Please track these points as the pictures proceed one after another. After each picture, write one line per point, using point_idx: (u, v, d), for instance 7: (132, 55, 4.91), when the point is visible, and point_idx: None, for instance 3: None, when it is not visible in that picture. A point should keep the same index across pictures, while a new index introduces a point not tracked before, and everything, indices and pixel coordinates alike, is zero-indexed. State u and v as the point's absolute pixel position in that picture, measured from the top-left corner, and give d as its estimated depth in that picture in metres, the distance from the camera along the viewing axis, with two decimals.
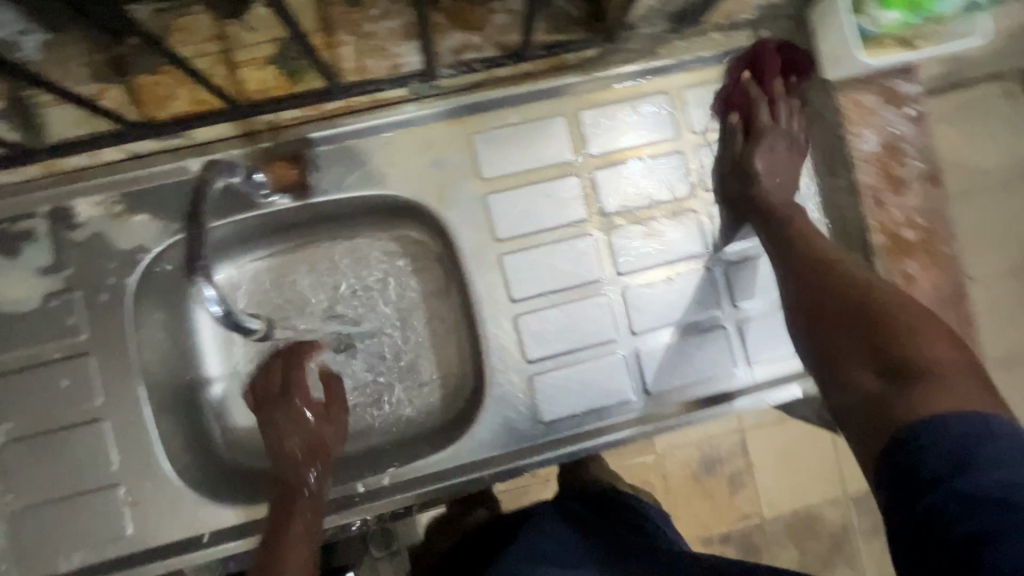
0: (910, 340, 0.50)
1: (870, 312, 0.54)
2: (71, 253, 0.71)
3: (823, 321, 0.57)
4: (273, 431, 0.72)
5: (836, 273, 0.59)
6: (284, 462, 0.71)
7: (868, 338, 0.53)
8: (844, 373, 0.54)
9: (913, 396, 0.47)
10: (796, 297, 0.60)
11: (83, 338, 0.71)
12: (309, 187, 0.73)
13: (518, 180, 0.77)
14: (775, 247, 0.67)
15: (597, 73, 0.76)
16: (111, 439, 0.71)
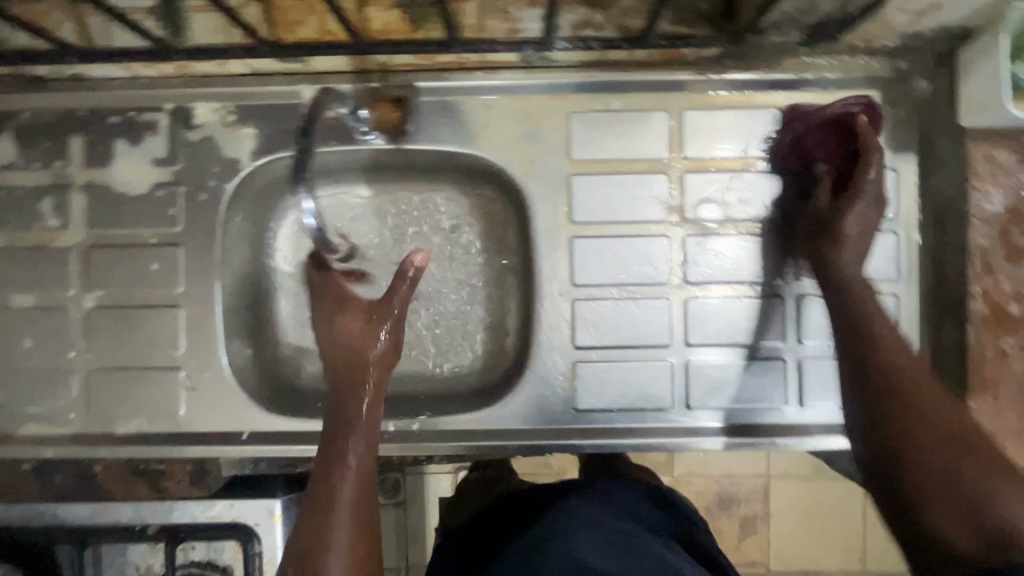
0: (992, 472, 0.55)
1: (959, 432, 0.58)
2: (183, 151, 0.77)
3: (911, 439, 0.58)
4: (329, 317, 0.74)
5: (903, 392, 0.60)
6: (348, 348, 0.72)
7: (953, 460, 0.56)
8: (942, 488, 0.55)
9: (1004, 503, 0.53)
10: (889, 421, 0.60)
11: (178, 230, 0.77)
12: (406, 132, 0.76)
13: (608, 166, 0.76)
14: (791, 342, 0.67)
15: (711, 74, 0.74)
16: (183, 326, 0.77)
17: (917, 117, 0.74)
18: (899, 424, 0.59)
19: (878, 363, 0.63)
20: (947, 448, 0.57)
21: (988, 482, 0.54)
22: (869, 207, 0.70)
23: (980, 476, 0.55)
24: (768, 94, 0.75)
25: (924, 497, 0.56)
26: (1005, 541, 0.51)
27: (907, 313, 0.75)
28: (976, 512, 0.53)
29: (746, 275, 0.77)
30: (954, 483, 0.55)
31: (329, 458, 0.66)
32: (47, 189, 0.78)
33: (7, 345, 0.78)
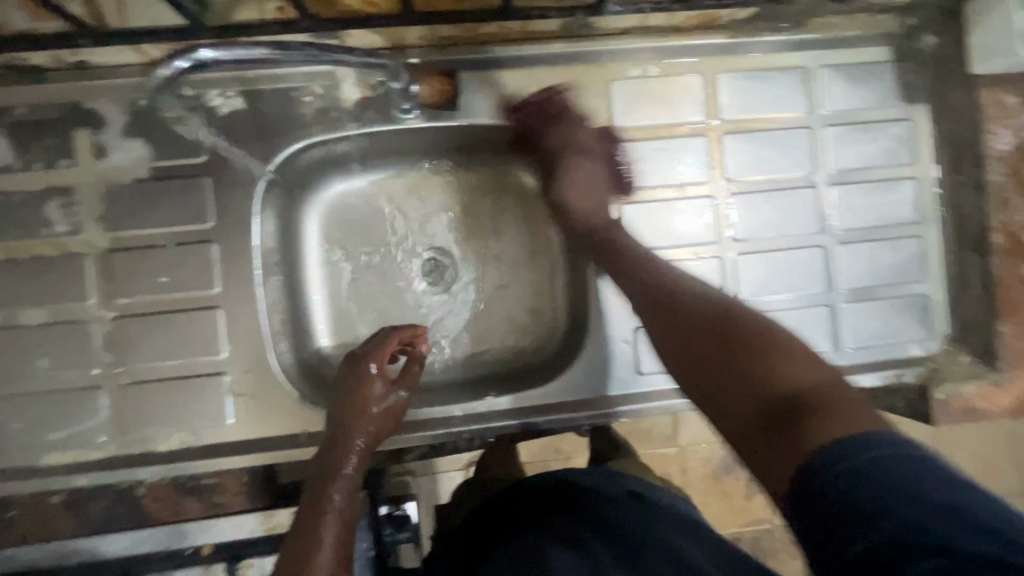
0: (764, 357, 0.54)
1: (745, 338, 0.57)
2: (205, 140, 0.72)
3: (730, 338, 0.58)
4: (345, 410, 0.69)
5: (732, 316, 0.59)
6: (341, 428, 0.68)
7: (738, 363, 0.56)
8: (729, 403, 0.55)
9: (783, 370, 0.53)
10: (695, 332, 0.60)
11: (207, 226, 0.72)
12: (456, 106, 0.74)
13: (650, 132, 0.77)
14: (652, 297, 0.66)
15: (740, 38, 0.77)
16: (223, 328, 0.72)
17: (848, 56, 0.80)
18: (674, 344, 0.62)
19: (642, 283, 0.67)
20: (713, 361, 0.57)
21: (782, 368, 0.53)
22: (588, 166, 0.76)
23: (747, 362, 0.55)
24: (791, 55, 0.79)
25: (712, 380, 0.57)
26: (800, 410, 0.49)
27: (932, 252, 0.81)
28: (761, 390, 0.53)
29: (786, 229, 0.80)
30: (738, 382, 0.55)
31: (300, 531, 0.60)
32: (51, 192, 0.70)
33: (21, 368, 0.70)
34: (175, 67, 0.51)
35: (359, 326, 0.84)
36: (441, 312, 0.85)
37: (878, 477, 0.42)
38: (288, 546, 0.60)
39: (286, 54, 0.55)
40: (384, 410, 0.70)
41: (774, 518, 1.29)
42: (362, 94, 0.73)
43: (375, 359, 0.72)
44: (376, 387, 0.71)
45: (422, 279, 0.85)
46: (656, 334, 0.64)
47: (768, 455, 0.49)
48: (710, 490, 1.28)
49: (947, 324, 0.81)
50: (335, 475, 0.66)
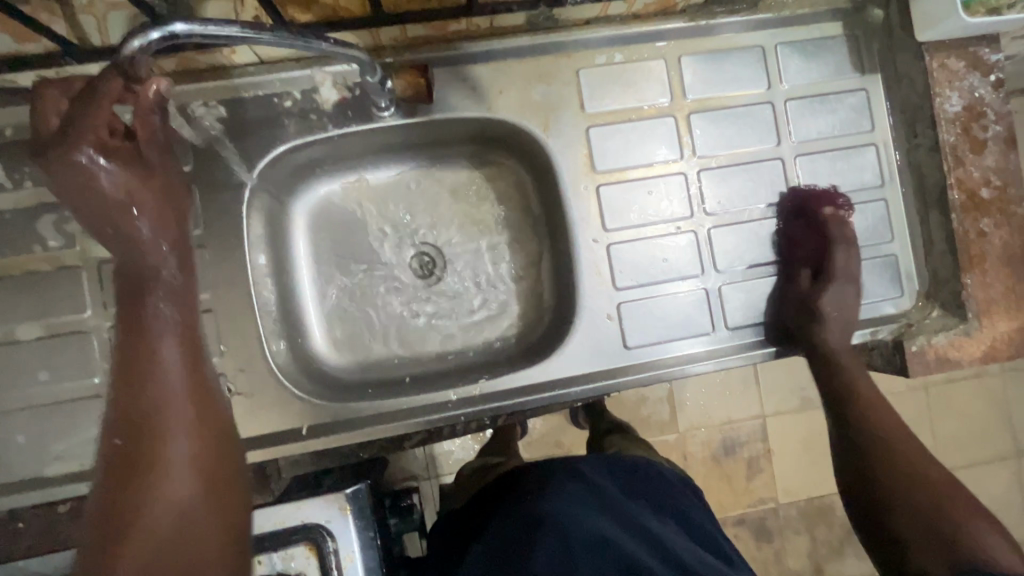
0: (961, 517, 0.66)
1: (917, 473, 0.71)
2: (191, 150, 0.74)
3: (889, 465, 0.72)
4: (116, 240, 0.56)
5: (900, 438, 0.74)
6: (145, 246, 0.57)
7: (917, 491, 0.69)
8: (901, 511, 0.68)
9: (937, 479, 0.70)
10: (895, 450, 0.73)
11: (198, 232, 0.74)
12: (432, 100, 0.76)
13: (619, 116, 0.81)
14: (869, 405, 0.76)
15: (701, 20, 0.81)
16: (219, 330, 0.74)
17: (802, 32, 0.84)
18: (879, 441, 0.74)
19: (845, 395, 0.78)
20: (926, 487, 0.69)
21: (969, 520, 0.66)
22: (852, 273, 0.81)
23: (954, 504, 0.67)
24: (749, 34, 0.83)
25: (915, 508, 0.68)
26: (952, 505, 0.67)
27: (895, 213, 0.85)
28: (953, 530, 0.65)
29: (756, 200, 0.83)
30: (939, 489, 0.69)
31: (135, 383, 0.51)
32: (43, 210, 0.72)
33: (22, 382, 0.71)
34: (145, 36, 0.46)
35: (350, 322, 0.86)
36: (431, 304, 0.88)
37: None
38: (111, 444, 0.50)
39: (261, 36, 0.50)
40: (155, 234, 0.57)
41: (774, 495, 1.31)
42: (339, 96, 0.76)
43: (99, 137, 0.54)
44: (141, 213, 0.57)
45: (410, 272, 0.88)
46: (882, 444, 0.74)
47: (926, 533, 0.66)
48: (710, 471, 1.30)
49: (916, 282, 0.85)
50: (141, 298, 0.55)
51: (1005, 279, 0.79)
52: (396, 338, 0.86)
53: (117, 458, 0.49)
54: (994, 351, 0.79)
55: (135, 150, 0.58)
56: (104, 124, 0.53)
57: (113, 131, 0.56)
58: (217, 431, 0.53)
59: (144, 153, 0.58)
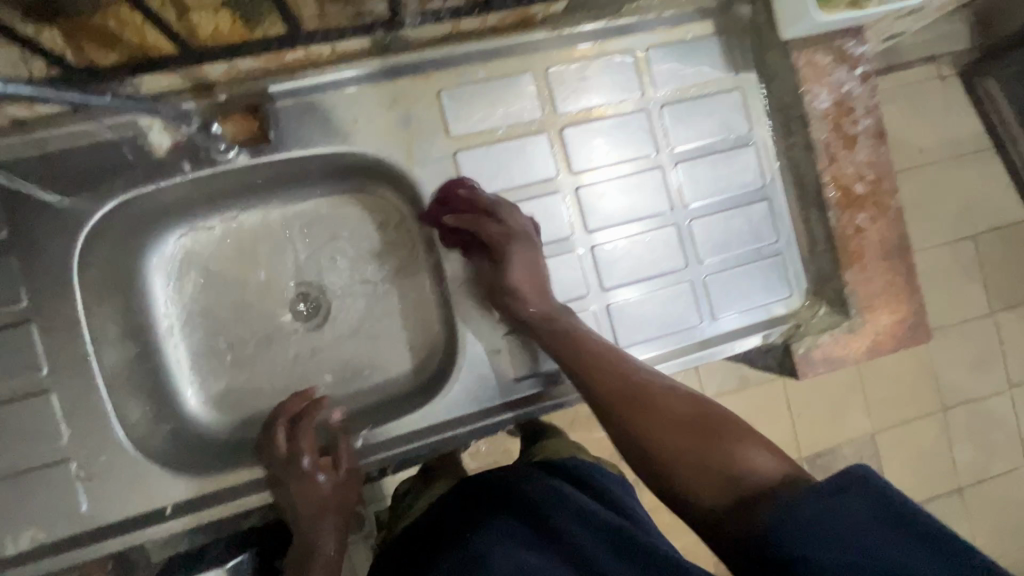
0: (716, 444, 0.54)
1: (633, 384, 0.63)
2: (4, 213, 0.66)
3: (659, 440, 0.57)
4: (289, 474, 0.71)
5: (644, 401, 0.61)
6: (289, 466, 0.71)
7: (690, 441, 0.55)
8: (727, 452, 0.53)
9: (738, 456, 0.52)
10: (629, 424, 0.60)
11: (23, 304, 0.66)
12: (270, 141, 0.71)
13: (489, 136, 0.76)
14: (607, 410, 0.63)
15: (563, 30, 0.77)
16: (60, 411, 0.67)
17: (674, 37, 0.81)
18: (633, 426, 0.60)
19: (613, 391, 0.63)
20: (682, 428, 0.57)
21: (755, 444, 0.53)
22: (522, 253, 0.75)
23: (697, 428, 0.56)
24: (618, 40, 0.80)
25: (678, 482, 0.54)
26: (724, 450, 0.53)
27: (780, 212, 0.84)
28: (723, 464, 0.52)
29: (640, 212, 0.81)
30: (685, 422, 0.57)
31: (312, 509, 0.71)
32: None
33: None
34: None
35: (226, 378, 0.80)
36: (314, 350, 0.82)
37: (810, 518, 0.44)
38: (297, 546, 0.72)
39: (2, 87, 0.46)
40: (295, 432, 0.73)
41: None
42: (173, 140, 0.69)
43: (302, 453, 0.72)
44: (321, 480, 0.72)
45: (289, 318, 0.82)
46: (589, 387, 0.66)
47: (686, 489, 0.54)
48: None
49: (805, 279, 0.84)
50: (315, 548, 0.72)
51: (884, 272, 0.80)
52: (279, 391, 0.80)
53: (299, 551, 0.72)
54: (878, 345, 0.80)
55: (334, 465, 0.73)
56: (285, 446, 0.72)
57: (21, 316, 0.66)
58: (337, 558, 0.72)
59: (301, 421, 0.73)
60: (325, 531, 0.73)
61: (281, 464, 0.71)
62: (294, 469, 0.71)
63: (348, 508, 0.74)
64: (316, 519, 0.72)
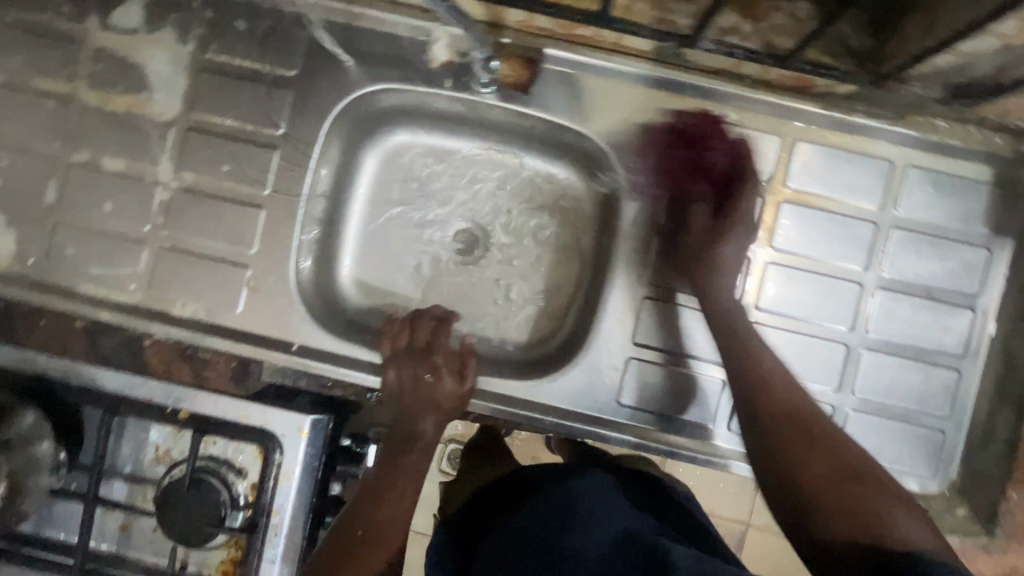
0: (824, 449, 0.58)
1: (805, 421, 0.61)
2: (301, 56, 0.78)
3: (813, 483, 0.56)
4: (417, 362, 0.76)
5: (815, 433, 0.60)
6: (419, 356, 0.76)
7: (806, 442, 0.59)
8: (845, 487, 0.55)
9: (819, 459, 0.57)
10: (777, 463, 0.59)
11: (278, 132, 0.78)
12: (527, 93, 0.77)
13: (710, 176, 0.77)
14: (768, 426, 0.62)
15: (835, 112, 0.75)
16: (260, 227, 0.78)
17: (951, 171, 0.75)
18: (772, 448, 0.60)
19: (781, 406, 0.63)
20: (830, 476, 0.56)
21: (884, 508, 0.53)
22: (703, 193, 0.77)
23: (882, 496, 0.54)
24: (885, 144, 0.75)
25: (817, 537, 0.53)
26: (866, 513, 0.52)
27: (963, 391, 0.76)
28: (872, 535, 0.51)
29: (817, 315, 0.77)
30: (829, 472, 0.57)
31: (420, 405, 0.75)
32: (164, 62, 0.79)
33: (90, 206, 0.79)
34: None
35: (381, 267, 0.89)
36: (457, 281, 0.89)
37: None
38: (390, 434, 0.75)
39: None
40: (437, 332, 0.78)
41: None
42: (448, 57, 0.77)
43: (432, 348, 0.77)
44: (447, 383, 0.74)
45: (452, 244, 0.89)
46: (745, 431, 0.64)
47: (808, 511, 0.55)
48: None
49: (954, 470, 0.76)
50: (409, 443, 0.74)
51: None
52: (415, 299, 0.89)
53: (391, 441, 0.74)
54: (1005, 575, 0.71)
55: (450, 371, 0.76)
56: (420, 340, 0.77)
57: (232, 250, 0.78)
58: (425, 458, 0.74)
59: (442, 326, 0.79)
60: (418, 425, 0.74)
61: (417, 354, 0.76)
62: (427, 360, 0.76)
63: (440, 413, 0.75)
64: (416, 409, 0.75)
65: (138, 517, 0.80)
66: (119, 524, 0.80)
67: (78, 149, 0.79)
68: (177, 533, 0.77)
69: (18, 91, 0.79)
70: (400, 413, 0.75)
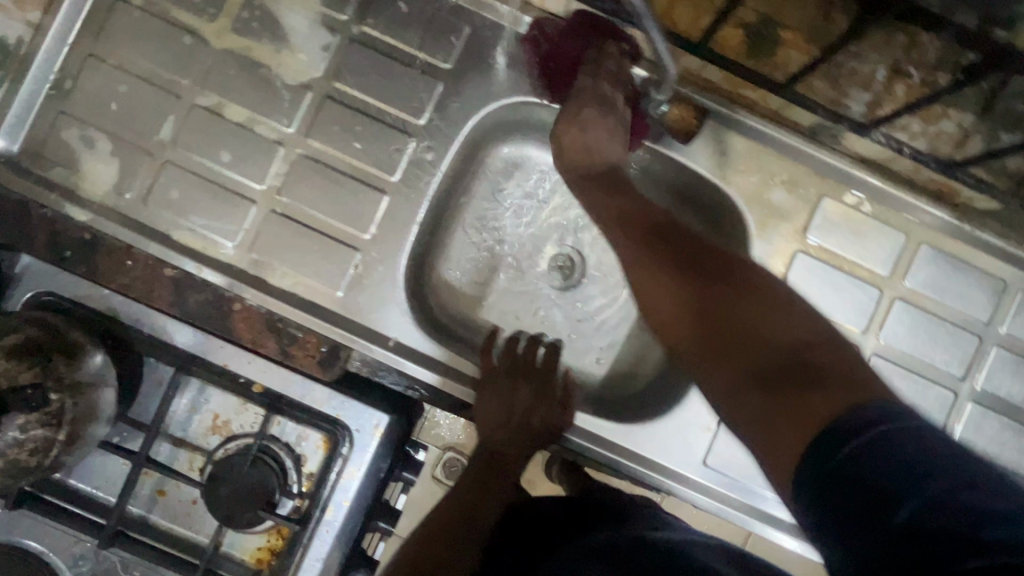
0: (704, 280, 0.59)
1: (688, 253, 0.62)
2: (459, 49, 0.75)
3: (699, 327, 0.56)
4: (527, 381, 0.73)
5: (685, 262, 0.61)
6: (529, 376, 0.74)
7: (690, 284, 0.59)
8: (729, 323, 0.55)
9: (698, 282, 0.59)
10: (665, 309, 0.60)
11: (418, 122, 0.75)
12: (688, 139, 0.76)
13: (833, 257, 0.77)
14: (641, 263, 0.63)
15: (965, 223, 0.76)
16: (380, 212, 0.75)
17: None
18: (658, 284, 0.61)
19: (648, 238, 0.64)
20: (700, 297, 0.58)
21: (754, 323, 0.54)
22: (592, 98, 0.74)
23: (750, 297, 0.56)
24: (1002, 265, 0.77)
25: (734, 392, 0.51)
26: (774, 362, 0.50)
27: None
28: (763, 359, 0.51)
29: None
30: (712, 307, 0.57)
31: (523, 432, 0.72)
32: (315, 23, 0.76)
33: (204, 152, 0.75)
34: None
35: (476, 275, 0.86)
36: (550, 305, 0.87)
37: (897, 448, 0.39)
38: (481, 452, 0.72)
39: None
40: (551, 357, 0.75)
41: None
42: None
43: (543, 370, 0.74)
44: (555, 412, 0.72)
45: (551, 267, 0.88)
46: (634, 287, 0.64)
47: (710, 350, 0.55)
48: None
49: None
50: (500, 468, 0.71)
51: None
52: (504, 314, 0.87)
53: (484, 458, 0.72)
54: None
55: (556, 398, 0.73)
56: (529, 359, 0.75)
57: (344, 232, 0.74)
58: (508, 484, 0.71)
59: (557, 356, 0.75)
60: (502, 443, 0.72)
61: (527, 374, 0.74)
62: (535, 383, 0.73)
63: (531, 439, 0.72)
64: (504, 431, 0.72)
65: (178, 484, 0.76)
66: (156, 488, 0.76)
67: (204, 92, 0.75)
68: (222, 511, 0.72)
69: (157, 17, 0.75)
70: (486, 433, 0.72)
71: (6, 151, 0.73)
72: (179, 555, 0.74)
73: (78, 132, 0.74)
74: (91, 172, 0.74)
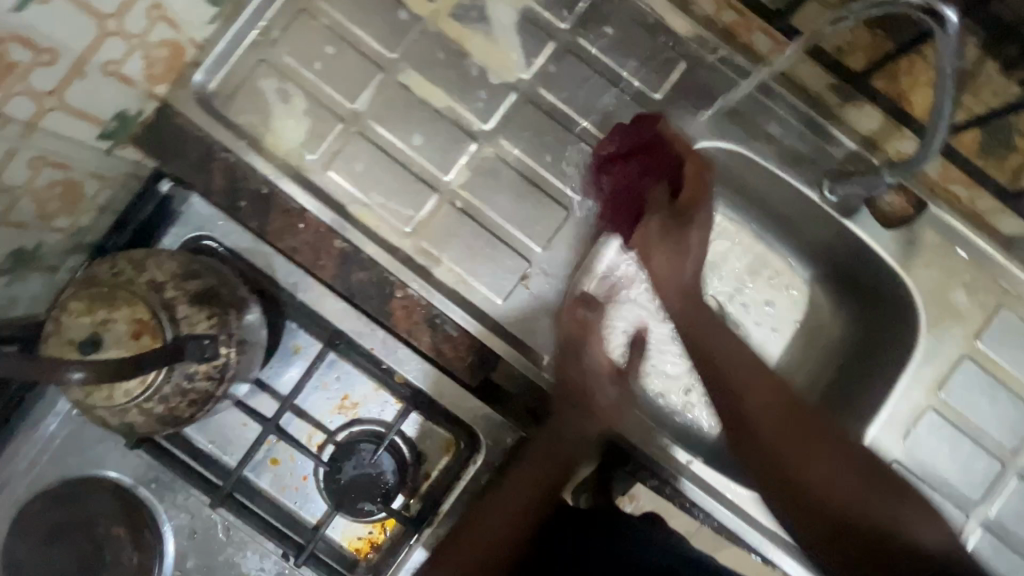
0: (788, 416, 0.60)
1: (776, 398, 0.61)
2: (670, 83, 0.74)
3: (791, 468, 0.57)
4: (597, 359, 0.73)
5: (777, 401, 0.61)
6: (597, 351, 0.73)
7: (785, 414, 0.60)
8: (815, 465, 0.57)
9: (787, 420, 0.60)
10: (752, 438, 0.60)
11: (614, 146, 0.75)
12: (909, 219, 0.74)
13: (998, 369, 0.75)
14: (719, 391, 0.63)
15: None
16: (558, 229, 0.74)
17: None
18: (747, 416, 0.61)
19: (731, 366, 0.63)
20: (789, 435, 0.59)
21: (830, 470, 0.57)
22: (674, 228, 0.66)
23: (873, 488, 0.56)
24: None
25: (813, 531, 0.55)
26: (870, 516, 0.53)
27: None
28: (869, 523, 0.53)
29: None
30: (805, 458, 0.58)
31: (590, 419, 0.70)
32: (532, 26, 0.74)
33: (396, 131, 0.73)
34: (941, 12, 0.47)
35: None
36: (687, 352, 0.84)
37: None
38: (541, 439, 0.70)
39: (946, 88, 0.50)
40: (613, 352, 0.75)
41: None
42: (807, 150, 0.74)
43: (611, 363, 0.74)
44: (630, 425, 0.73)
45: (694, 312, 0.84)
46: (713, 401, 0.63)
47: (797, 497, 0.56)
48: None
49: None
50: (551, 465, 0.68)
51: None
52: None
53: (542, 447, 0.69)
54: None
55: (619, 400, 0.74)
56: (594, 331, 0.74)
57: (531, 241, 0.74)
58: (551, 480, 0.68)
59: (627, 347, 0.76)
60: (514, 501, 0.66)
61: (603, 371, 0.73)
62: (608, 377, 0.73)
63: (572, 471, 0.70)
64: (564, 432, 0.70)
65: (292, 454, 0.74)
66: (269, 456, 0.74)
67: (408, 70, 0.74)
68: (333, 496, 0.72)
69: None
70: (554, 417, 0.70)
71: (201, 87, 0.71)
72: (280, 529, 0.72)
73: (276, 84, 0.72)
74: (280, 128, 0.72)
